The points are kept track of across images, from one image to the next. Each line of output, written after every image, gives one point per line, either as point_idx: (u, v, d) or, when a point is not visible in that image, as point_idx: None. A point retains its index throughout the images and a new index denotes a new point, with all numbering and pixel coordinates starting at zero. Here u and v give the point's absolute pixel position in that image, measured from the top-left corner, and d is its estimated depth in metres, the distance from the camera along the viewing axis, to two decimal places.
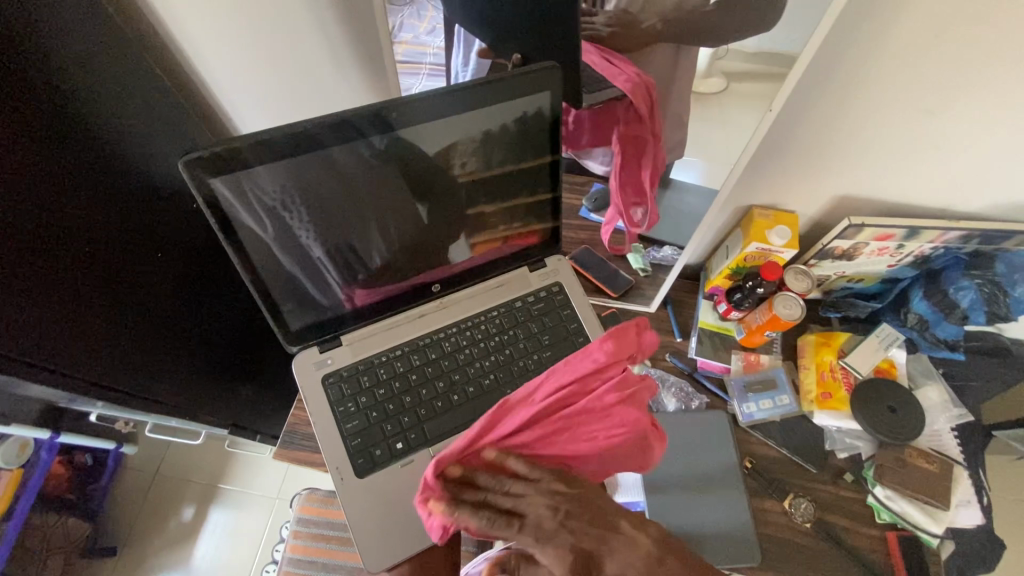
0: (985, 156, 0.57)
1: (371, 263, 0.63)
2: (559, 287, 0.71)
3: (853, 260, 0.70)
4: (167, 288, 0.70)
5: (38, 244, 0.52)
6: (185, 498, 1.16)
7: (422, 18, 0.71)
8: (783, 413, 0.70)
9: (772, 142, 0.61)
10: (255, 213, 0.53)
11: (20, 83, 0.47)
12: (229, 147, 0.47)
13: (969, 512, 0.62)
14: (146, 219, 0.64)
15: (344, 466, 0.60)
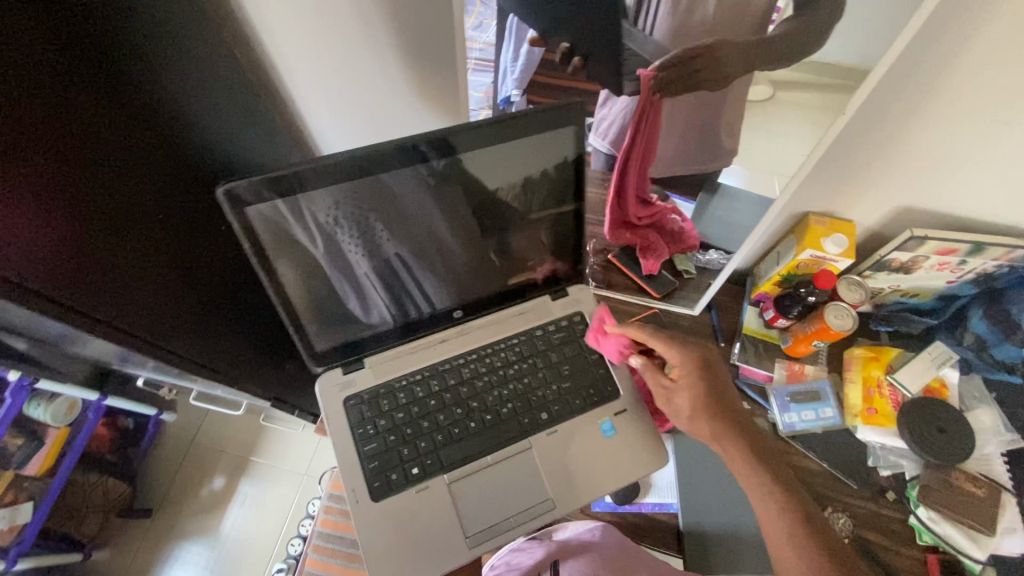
0: None
1: (411, 286, 0.67)
2: (580, 318, 0.74)
3: (910, 274, 0.68)
4: (226, 261, 0.73)
5: (125, 229, 0.54)
6: (217, 468, 1.20)
7: (470, 14, 0.61)
8: (824, 425, 0.69)
9: (833, 149, 0.60)
10: (308, 229, 0.55)
11: (113, 65, 0.47)
12: (294, 172, 0.50)
13: (1014, 539, 0.60)
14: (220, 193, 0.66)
15: (360, 489, 0.63)
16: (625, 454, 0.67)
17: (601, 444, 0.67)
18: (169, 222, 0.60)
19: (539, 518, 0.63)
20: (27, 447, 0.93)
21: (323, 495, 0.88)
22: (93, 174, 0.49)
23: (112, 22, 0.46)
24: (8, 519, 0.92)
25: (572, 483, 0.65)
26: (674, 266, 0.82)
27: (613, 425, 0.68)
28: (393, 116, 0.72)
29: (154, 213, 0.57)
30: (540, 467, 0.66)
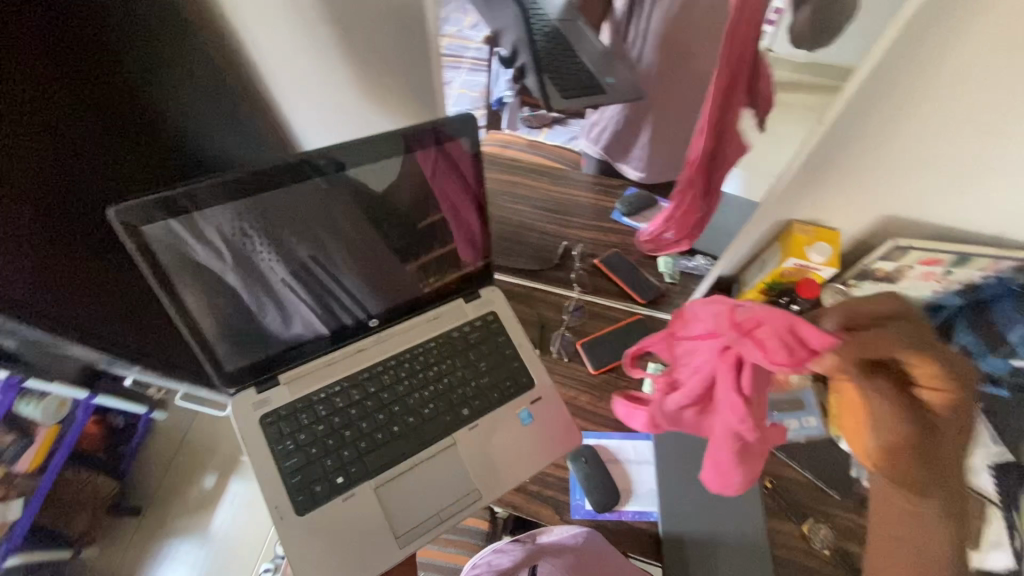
0: None
1: (342, 296, 0.67)
2: (493, 315, 0.76)
3: (896, 283, 0.67)
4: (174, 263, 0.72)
5: (70, 215, 0.55)
6: (207, 467, 1.20)
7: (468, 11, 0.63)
8: (808, 435, 0.69)
9: (815, 156, 0.59)
10: (211, 245, 0.55)
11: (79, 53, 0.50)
12: (183, 190, 0.50)
13: (1000, 554, 0.60)
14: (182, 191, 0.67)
15: (283, 504, 0.62)
16: (545, 446, 0.69)
17: (518, 436, 0.69)
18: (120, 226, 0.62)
19: (468, 508, 0.65)
20: (17, 445, 0.95)
21: None
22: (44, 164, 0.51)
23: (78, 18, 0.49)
24: None
25: (496, 472, 0.67)
26: (660, 271, 0.83)
27: (531, 413, 0.70)
28: None
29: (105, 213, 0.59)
30: (464, 463, 0.67)
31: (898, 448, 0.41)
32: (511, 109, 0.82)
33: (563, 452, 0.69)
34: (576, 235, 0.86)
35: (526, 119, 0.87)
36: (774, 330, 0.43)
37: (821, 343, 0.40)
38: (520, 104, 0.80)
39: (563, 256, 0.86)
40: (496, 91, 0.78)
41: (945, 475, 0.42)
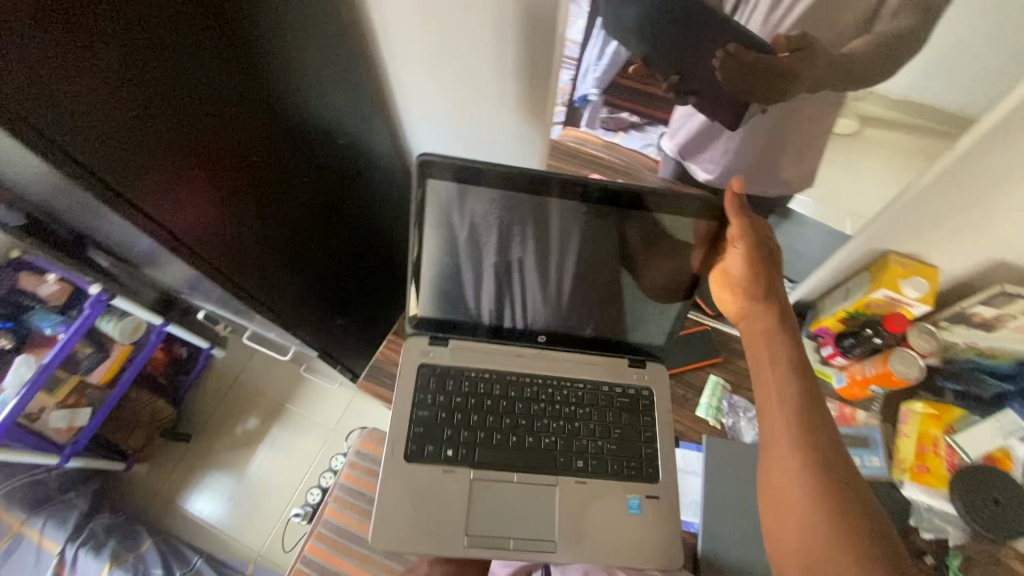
0: None
1: (521, 294, 0.66)
2: (649, 394, 0.70)
3: (992, 333, 0.63)
4: (302, 199, 0.73)
5: (214, 152, 0.57)
6: (254, 408, 1.26)
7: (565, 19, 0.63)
8: (869, 474, 0.66)
9: (930, 188, 0.56)
10: (461, 214, 0.59)
11: (226, 23, 0.51)
12: (461, 164, 0.55)
13: None
14: (310, 144, 0.69)
15: (398, 445, 0.64)
16: (620, 543, 0.63)
17: (615, 513, 0.64)
18: (279, 209, 0.70)
19: (538, 557, 0.62)
20: (93, 356, 1.00)
21: (350, 450, 0.90)
22: (182, 109, 0.51)
23: (239, 23, 0.52)
24: (68, 419, 1.00)
25: (582, 546, 0.63)
26: None
27: (640, 505, 0.64)
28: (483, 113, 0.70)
29: (268, 189, 0.67)
30: (555, 509, 0.64)
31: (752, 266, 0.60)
32: (594, 108, 0.81)
33: (658, 552, 0.62)
34: None
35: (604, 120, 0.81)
36: None
37: None
38: (604, 103, 0.79)
39: None
40: (582, 87, 0.77)
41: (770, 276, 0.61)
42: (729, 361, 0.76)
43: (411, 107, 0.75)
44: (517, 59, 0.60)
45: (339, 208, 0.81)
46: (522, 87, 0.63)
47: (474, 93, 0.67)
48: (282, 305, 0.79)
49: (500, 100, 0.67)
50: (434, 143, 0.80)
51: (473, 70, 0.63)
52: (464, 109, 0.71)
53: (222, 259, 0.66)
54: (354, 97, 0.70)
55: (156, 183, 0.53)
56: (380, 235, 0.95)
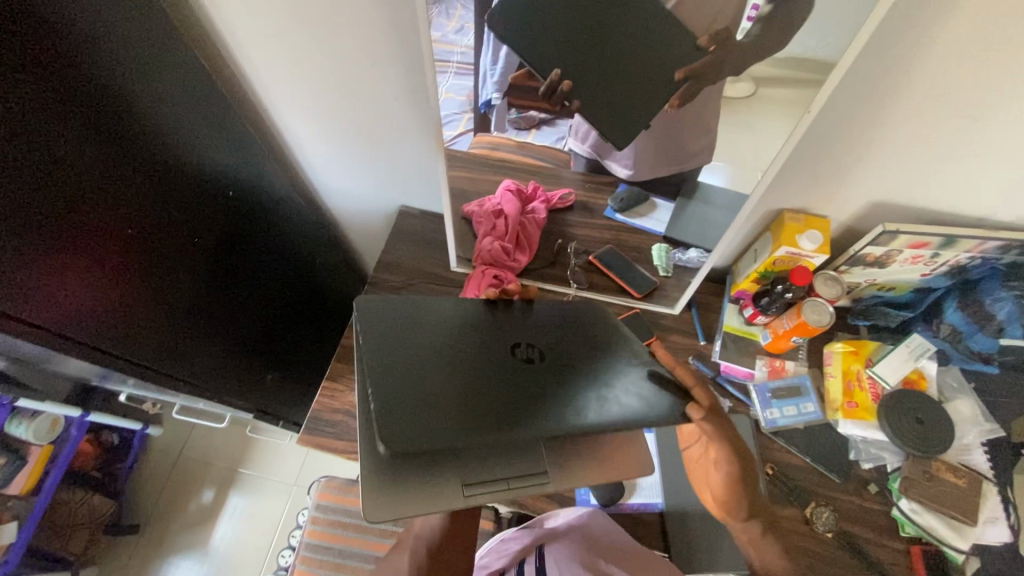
0: (1014, 161, 0.53)
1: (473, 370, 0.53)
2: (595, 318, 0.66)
3: (885, 268, 0.67)
4: (201, 262, 0.69)
5: (90, 232, 0.53)
6: (205, 481, 1.20)
7: (450, 16, 0.55)
8: (807, 421, 0.70)
9: (801, 152, 0.59)
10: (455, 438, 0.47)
11: (79, 91, 0.47)
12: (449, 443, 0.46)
13: (995, 529, 0.62)
14: (197, 203, 0.65)
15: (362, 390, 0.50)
16: (608, 463, 0.60)
17: (597, 438, 0.61)
18: (179, 282, 0.66)
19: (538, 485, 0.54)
20: (9, 466, 0.92)
21: (310, 505, 0.87)
22: (43, 194, 0.47)
23: (95, 88, 0.48)
24: None
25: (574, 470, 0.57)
26: (653, 263, 0.84)
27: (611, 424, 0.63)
28: (383, 128, 0.71)
29: (158, 259, 0.62)
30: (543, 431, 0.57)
31: (740, 480, 0.54)
32: (501, 111, 0.68)
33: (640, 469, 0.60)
34: (570, 232, 0.86)
35: (513, 120, 0.70)
36: (514, 219, 0.81)
37: (508, 207, 0.80)
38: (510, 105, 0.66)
39: (559, 253, 0.86)
40: (483, 92, 0.64)
41: (754, 491, 0.55)
42: (664, 338, 0.78)
43: (313, 148, 0.76)
44: (402, 62, 0.61)
45: (245, 268, 0.78)
46: (416, 93, 0.64)
47: (367, 110, 0.68)
48: (194, 378, 0.74)
49: (397, 112, 0.68)
50: (336, 170, 0.80)
51: (360, 89, 0.65)
52: (363, 130, 0.71)
53: (117, 345, 0.61)
54: (234, 142, 0.66)
55: (25, 278, 0.48)
56: (296, 285, 0.92)
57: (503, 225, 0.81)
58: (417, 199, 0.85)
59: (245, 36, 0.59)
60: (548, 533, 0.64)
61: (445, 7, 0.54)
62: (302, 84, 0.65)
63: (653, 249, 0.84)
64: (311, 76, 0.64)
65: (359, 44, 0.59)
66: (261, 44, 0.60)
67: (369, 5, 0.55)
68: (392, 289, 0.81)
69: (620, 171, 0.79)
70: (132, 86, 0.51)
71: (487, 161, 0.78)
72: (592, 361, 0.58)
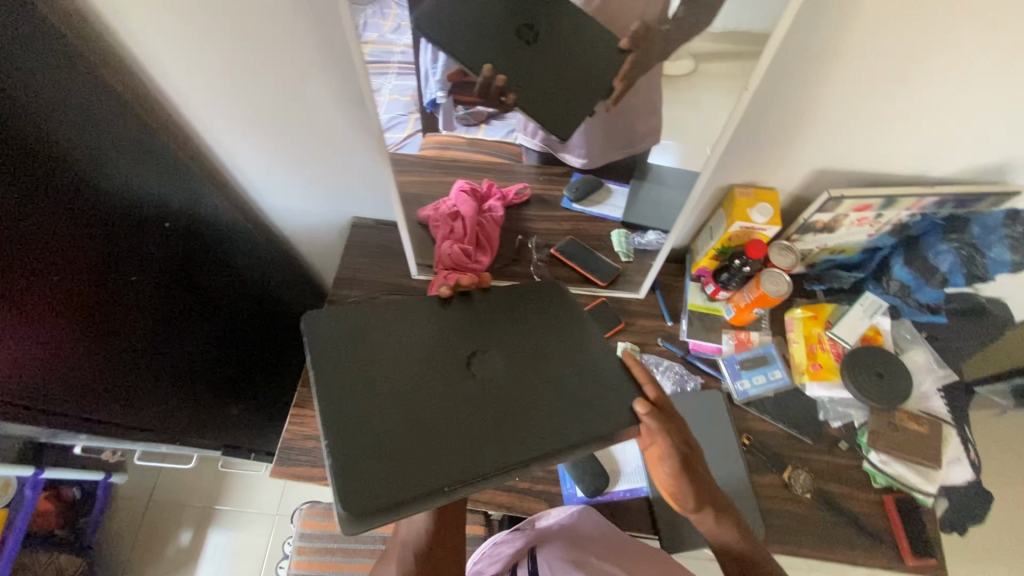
0: (942, 117, 0.55)
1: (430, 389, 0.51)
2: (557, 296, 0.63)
3: (834, 232, 0.69)
4: (141, 299, 0.64)
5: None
6: (181, 522, 1.15)
7: (385, 15, 0.53)
8: (776, 388, 0.72)
9: (744, 127, 0.60)
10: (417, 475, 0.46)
11: None
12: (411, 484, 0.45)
13: (960, 468, 0.67)
14: (126, 236, 0.60)
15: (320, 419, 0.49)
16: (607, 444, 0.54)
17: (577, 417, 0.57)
18: (127, 326, 0.63)
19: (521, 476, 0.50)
20: None
21: (294, 535, 0.84)
22: None
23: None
24: None
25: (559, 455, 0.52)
26: (614, 250, 0.84)
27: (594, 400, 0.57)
28: (322, 140, 0.68)
29: (86, 301, 0.57)
30: None
31: (684, 474, 0.52)
32: (447, 110, 0.65)
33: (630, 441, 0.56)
34: (529, 227, 0.85)
35: (462, 118, 0.68)
36: (471, 220, 0.79)
37: (464, 207, 0.79)
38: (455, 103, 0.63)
39: (520, 249, 0.85)
40: (427, 93, 0.62)
41: (701, 479, 0.53)
42: (632, 323, 0.79)
43: (251, 168, 0.72)
44: (333, 70, 0.58)
45: (199, 304, 0.74)
46: (350, 101, 0.62)
47: (303, 123, 0.65)
48: (151, 421, 0.71)
49: (335, 122, 0.65)
50: (277, 187, 0.76)
51: (294, 104, 0.62)
52: (302, 144, 0.69)
53: (57, 398, 0.58)
54: (163, 166, 0.62)
55: None
56: (255, 313, 0.88)
57: (460, 227, 0.79)
58: (370, 208, 0.83)
59: (158, 56, 0.55)
60: (540, 538, 0.63)
61: (378, 6, 0.52)
62: (232, 105, 0.62)
63: (613, 236, 0.84)
64: (241, 96, 0.61)
65: (287, 56, 0.56)
66: (182, 67, 0.57)
67: (290, 13, 0.52)
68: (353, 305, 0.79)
69: (574, 161, 0.79)
70: (36, 117, 0.47)
71: (437, 163, 0.76)
72: (554, 353, 0.56)
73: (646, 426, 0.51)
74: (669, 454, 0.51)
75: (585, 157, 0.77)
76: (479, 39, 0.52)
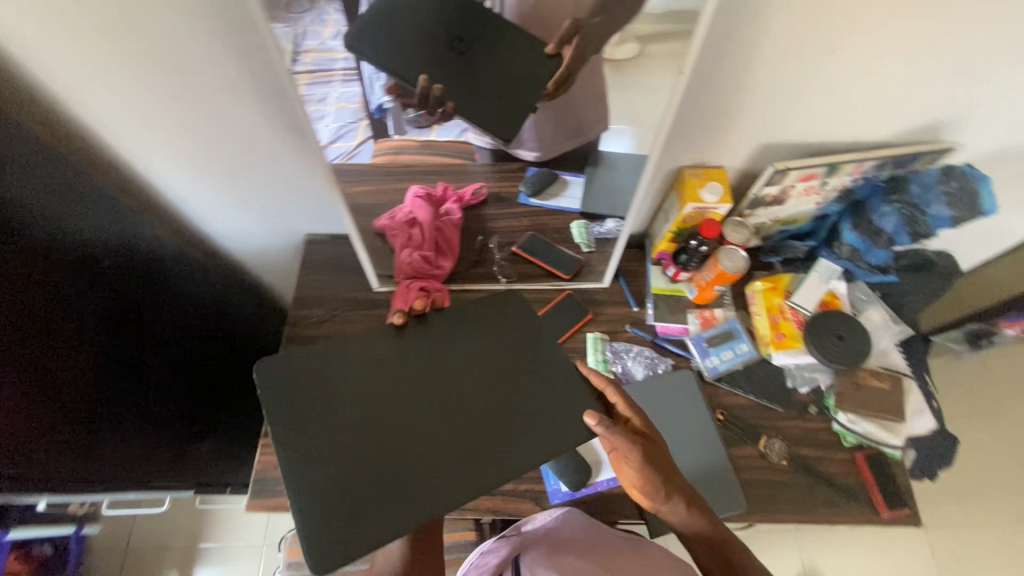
0: (873, 82, 0.57)
1: (391, 425, 0.52)
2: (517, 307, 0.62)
3: (783, 204, 0.70)
4: (95, 345, 0.61)
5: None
6: (165, 565, 1.11)
7: (325, 22, 0.52)
8: (744, 361, 0.73)
9: (686, 109, 0.60)
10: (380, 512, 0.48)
11: None
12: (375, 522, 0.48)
13: (923, 419, 0.70)
14: (69, 280, 0.56)
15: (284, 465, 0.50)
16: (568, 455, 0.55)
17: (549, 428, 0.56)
18: (87, 381, 0.60)
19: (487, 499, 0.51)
20: None
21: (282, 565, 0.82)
22: None
23: None
24: None
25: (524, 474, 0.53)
26: (575, 241, 0.84)
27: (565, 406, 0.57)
28: (257, 158, 0.66)
29: (41, 356, 0.53)
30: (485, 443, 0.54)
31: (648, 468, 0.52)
32: (396, 115, 0.67)
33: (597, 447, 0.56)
34: (487, 227, 0.84)
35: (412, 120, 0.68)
36: (429, 227, 0.78)
37: (421, 213, 0.79)
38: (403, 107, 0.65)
39: (481, 250, 0.84)
40: (372, 98, 0.63)
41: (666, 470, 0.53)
42: (599, 313, 0.79)
43: (189, 196, 0.69)
44: (259, 88, 0.56)
45: (157, 348, 0.72)
46: (279, 116, 0.60)
47: (233, 145, 0.63)
48: (120, 473, 0.68)
49: (266, 139, 0.63)
50: (215, 212, 0.73)
51: (223, 122, 0.60)
52: (240, 166, 0.66)
53: (22, 465, 0.54)
54: (81, 198, 0.58)
55: None
56: (219, 347, 0.86)
57: (417, 234, 0.78)
58: (323, 224, 0.81)
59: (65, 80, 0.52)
60: (523, 542, 0.63)
61: (319, 14, 0.52)
62: (157, 129, 0.59)
63: (573, 227, 0.84)
64: (171, 121, 0.58)
65: (208, 75, 0.55)
66: (100, 95, 0.54)
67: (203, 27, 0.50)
68: (315, 325, 0.77)
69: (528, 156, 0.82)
70: None
71: (389, 170, 0.76)
72: (518, 370, 0.56)
73: (600, 428, 0.51)
74: (628, 450, 0.51)
75: (539, 151, 0.80)
76: (416, 44, 0.54)
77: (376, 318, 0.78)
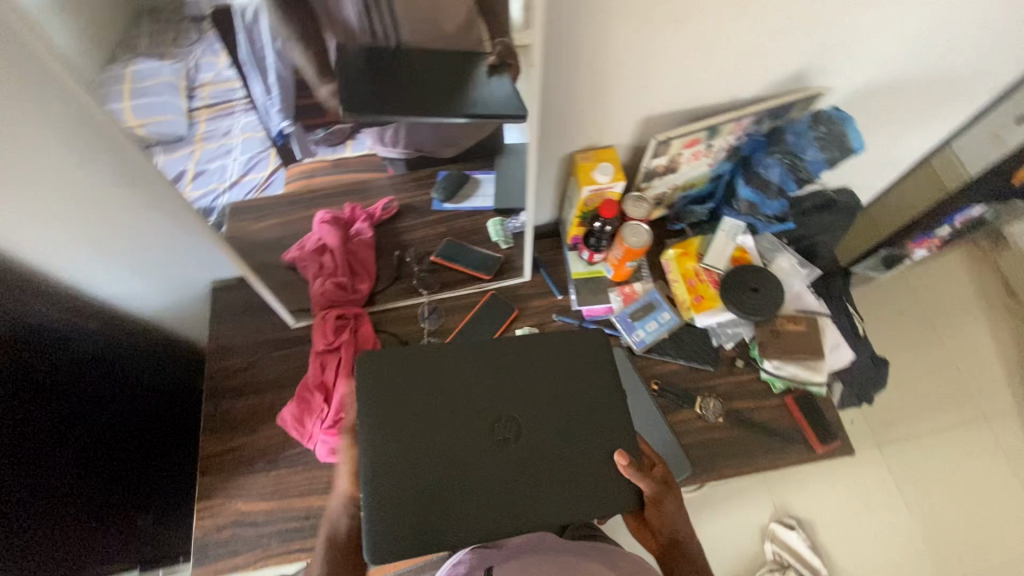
0: (727, 46, 0.58)
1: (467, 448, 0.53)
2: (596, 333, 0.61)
3: (677, 172, 0.72)
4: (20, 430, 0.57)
5: None
6: None
7: (218, 51, 0.47)
8: (668, 329, 0.75)
9: (558, 97, 0.60)
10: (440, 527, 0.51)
11: None
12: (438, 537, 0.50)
13: (842, 352, 0.73)
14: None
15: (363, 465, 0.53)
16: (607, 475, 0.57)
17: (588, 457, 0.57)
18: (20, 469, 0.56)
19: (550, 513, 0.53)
20: None
21: None
22: None
23: None
24: None
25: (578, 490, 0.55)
26: (492, 240, 0.83)
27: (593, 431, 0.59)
28: (123, 209, 0.64)
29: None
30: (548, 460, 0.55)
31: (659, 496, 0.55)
32: (300, 138, 0.59)
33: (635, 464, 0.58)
34: (402, 241, 0.83)
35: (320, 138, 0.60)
36: (339, 253, 0.77)
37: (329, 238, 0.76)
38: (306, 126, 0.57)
39: (400, 265, 0.83)
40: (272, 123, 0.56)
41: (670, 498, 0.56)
42: (525, 308, 0.79)
43: (72, 263, 0.65)
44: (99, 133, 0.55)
45: (87, 428, 0.68)
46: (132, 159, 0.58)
47: (91, 198, 0.60)
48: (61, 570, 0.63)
49: (121, 186, 0.61)
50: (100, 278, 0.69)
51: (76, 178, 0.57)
52: (110, 216, 0.64)
53: None
54: None
55: None
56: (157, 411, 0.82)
57: (329, 263, 0.76)
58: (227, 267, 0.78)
59: None
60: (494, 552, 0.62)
61: (209, 47, 0.47)
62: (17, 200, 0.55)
63: (489, 225, 0.83)
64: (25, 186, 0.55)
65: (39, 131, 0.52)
66: None
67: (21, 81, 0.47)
68: (237, 374, 0.74)
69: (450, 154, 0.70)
70: None
71: (298, 198, 0.69)
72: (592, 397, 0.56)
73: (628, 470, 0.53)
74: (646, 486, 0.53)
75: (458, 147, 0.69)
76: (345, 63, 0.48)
77: (302, 355, 0.76)
